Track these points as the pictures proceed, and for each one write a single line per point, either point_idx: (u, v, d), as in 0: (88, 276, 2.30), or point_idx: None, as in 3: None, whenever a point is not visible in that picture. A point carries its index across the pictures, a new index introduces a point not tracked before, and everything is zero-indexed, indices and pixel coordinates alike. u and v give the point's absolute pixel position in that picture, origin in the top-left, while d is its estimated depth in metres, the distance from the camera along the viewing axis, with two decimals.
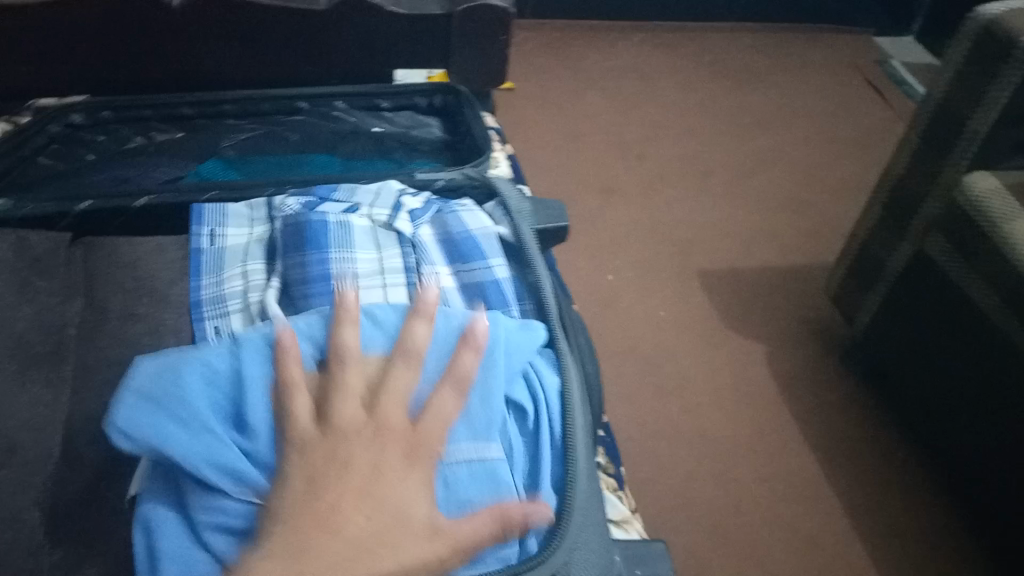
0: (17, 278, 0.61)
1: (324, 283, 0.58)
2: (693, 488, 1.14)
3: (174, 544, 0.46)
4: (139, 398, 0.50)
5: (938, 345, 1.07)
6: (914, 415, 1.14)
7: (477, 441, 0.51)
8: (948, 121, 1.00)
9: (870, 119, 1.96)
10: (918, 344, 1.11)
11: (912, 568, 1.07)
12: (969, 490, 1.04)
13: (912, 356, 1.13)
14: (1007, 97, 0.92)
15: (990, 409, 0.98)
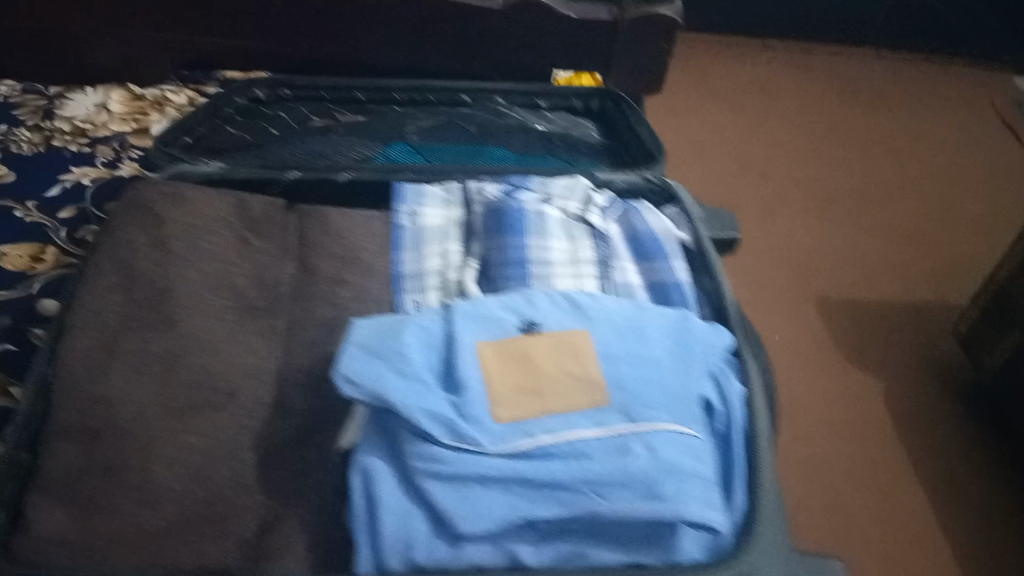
0: (237, 236, 0.67)
1: (523, 267, 0.61)
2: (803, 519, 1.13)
3: (390, 487, 0.51)
4: (363, 351, 0.53)
5: None
6: None
7: (675, 422, 0.52)
8: None
9: (1005, 159, 1.88)
10: None
11: None
12: None
13: None
14: None
15: None
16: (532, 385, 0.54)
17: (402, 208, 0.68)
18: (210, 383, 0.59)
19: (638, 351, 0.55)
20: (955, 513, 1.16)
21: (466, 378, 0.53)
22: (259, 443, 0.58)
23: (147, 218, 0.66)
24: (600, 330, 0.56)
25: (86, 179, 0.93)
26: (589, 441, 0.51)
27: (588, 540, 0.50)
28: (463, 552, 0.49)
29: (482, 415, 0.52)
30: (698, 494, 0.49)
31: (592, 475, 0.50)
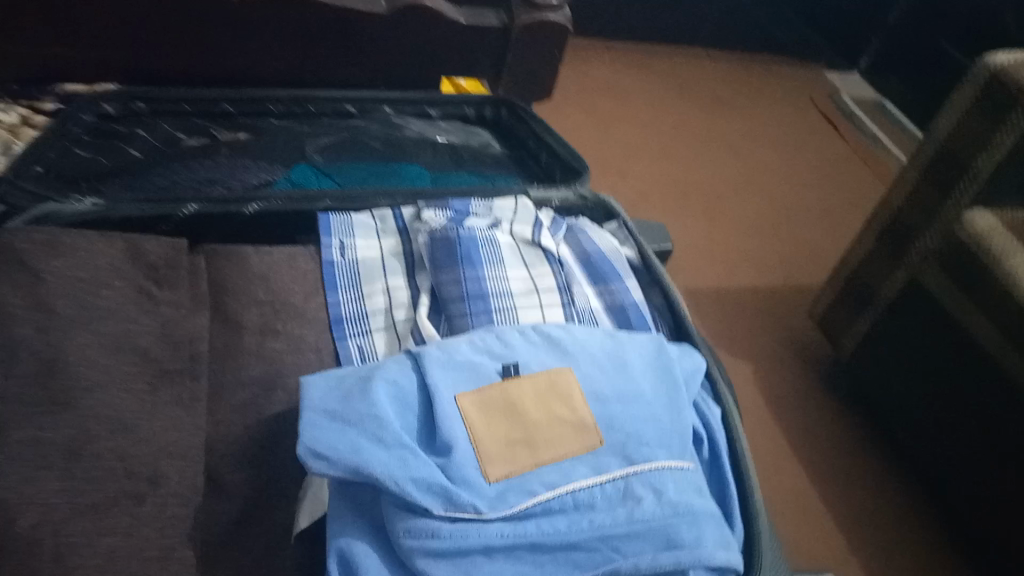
0: (134, 285, 0.56)
1: (483, 302, 0.56)
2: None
3: (375, 573, 0.44)
4: (327, 417, 0.46)
5: (932, 373, 1.08)
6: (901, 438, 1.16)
7: (673, 459, 0.49)
8: (952, 165, 1.02)
9: (829, 149, 2.05)
10: (908, 369, 1.12)
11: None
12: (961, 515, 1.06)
13: (902, 378, 1.14)
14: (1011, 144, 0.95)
15: (991, 444, 0.99)
16: (521, 434, 0.48)
17: (332, 241, 0.63)
18: (126, 472, 0.48)
19: (625, 385, 0.52)
20: (849, 488, 1.22)
21: (451, 436, 0.47)
22: (197, 536, 0.49)
23: (16, 268, 0.53)
24: (583, 366, 0.52)
25: None
26: (593, 493, 0.47)
27: None
28: None
29: (474, 476, 0.46)
30: (713, 536, 0.47)
31: (604, 530, 0.45)
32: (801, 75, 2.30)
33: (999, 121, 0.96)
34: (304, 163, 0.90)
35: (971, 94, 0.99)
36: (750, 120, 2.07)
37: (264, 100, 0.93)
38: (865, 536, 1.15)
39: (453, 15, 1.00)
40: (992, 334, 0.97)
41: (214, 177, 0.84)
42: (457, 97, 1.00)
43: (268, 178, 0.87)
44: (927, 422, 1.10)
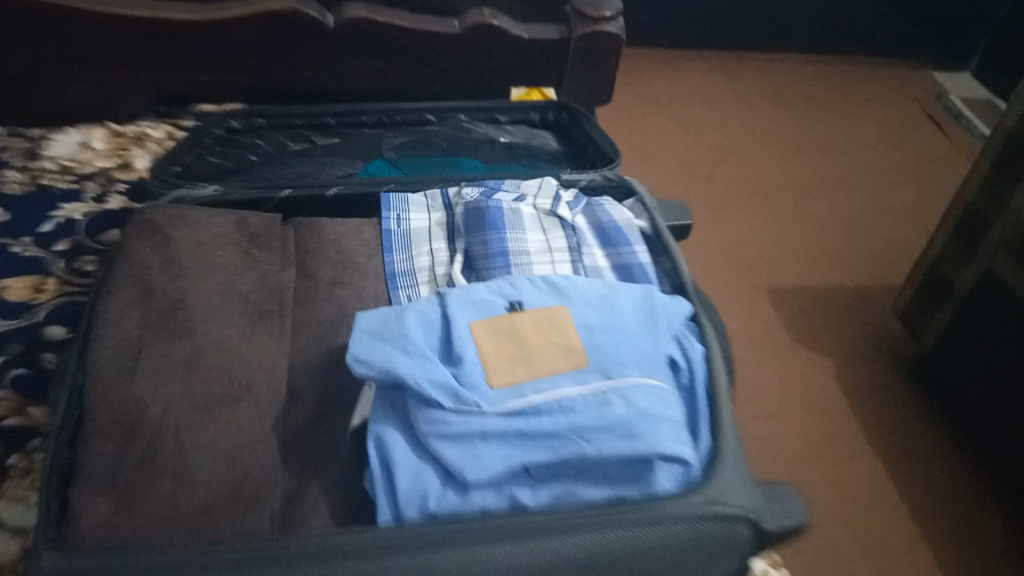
0: (240, 247, 0.74)
1: (504, 258, 0.69)
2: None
3: (401, 449, 0.58)
4: (370, 336, 0.61)
5: (1010, 358, 1.14)
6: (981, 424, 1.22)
7: (646, 375, 0.61)
8: (1022, 152, 1.12)
9: (930, 149, 2.03)
10: (988, 356, 1.19)
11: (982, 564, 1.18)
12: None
13: (981, 368, 1.21)
14: None
15: None
16: (520, 353, 0.61)
17: (389, 215, 0.77)
18: (228, 379, 0.65)
19: (610, 320, 0.64)
20: (902, 475, 1.29)
21: (462, 352, 0.60)
22: (279, 427, 0.64)
23: (155, 235, 0.73)
24: (576, 304, 0.64)
25: (77, 215, 1.01)
26: (573, 398, 0.59)
27: (577, 481, 0.58)
28: (469, 498, 0.57)
29: (478, 383, 0.59)
30: (667, 433, 0.58)
31: (578, 424, 0.57)
32: (902, 75, 2.28)
33: None
34: (380, 159, 1.07)
35: None
36: (845, 123, 2.09)
37: (357, 113, 1.11)
38: (931, 521, 1.22)
39: (516, 31, 1.15)
40: None
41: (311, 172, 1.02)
42: (523, 104, 1.14)
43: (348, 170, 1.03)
44: (1004, 407, 1.16)
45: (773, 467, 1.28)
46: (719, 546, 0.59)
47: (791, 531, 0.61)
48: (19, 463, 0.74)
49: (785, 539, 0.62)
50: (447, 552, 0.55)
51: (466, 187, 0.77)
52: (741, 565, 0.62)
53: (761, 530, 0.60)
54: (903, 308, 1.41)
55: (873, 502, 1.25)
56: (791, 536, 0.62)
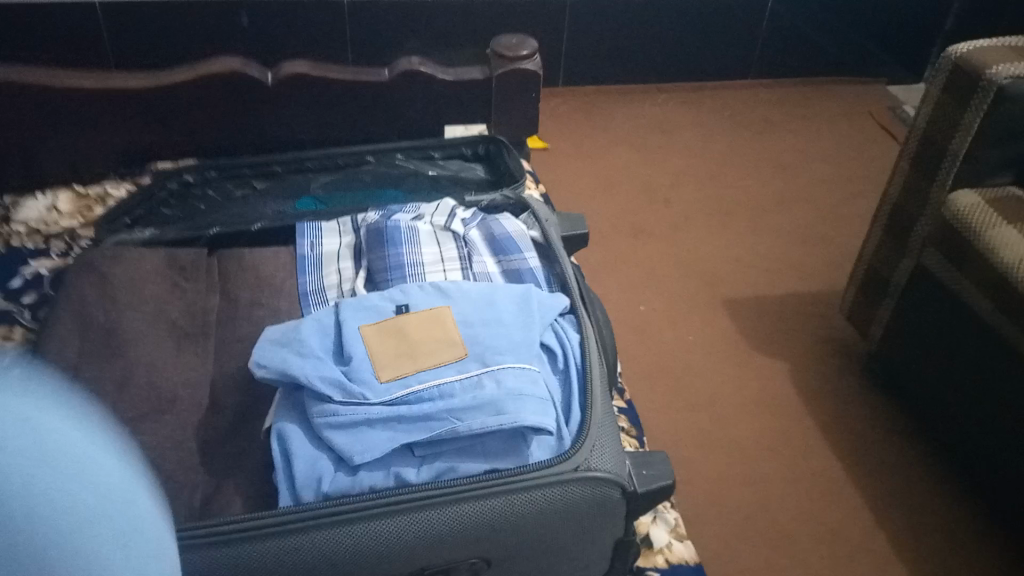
0: (171, 280, 0.83)
1: (399, 270, 0.78)
2: (722, 495, 1.28)
3: (299, 440, 0.65)
4: (271, 343, 0.68)
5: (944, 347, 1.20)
6: (925, 413, 1.27)
7: (518, 360, 0.68)
8: (932, 149, 1.17)
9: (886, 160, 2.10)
10: (926, 347, 1.24)
11: (933, 545, 1.22)
12: (977, 477, 1.17)
13: (920, 359, 1.26)
14: (979, 124, 1.09)
15: (997, 406, 1.10)
16: (406, 350, 0.69)
17: (304, 241, 0.85)
18: (155, 394, 0.73)
19: (488, 315, 0.72)
20: (852, 466, 1.33)
21: (352, 351, 0.68)
22: (200, 433, 0.71)
23: (93, 273, 0.81)
24: (457, 304, 0.72)
25: (43, 269, 1.10)
26: (450, 383, 0.66)
27: (457, 457, 0.66)
28: (358, 477, 0.64)
29: (368, 377, 0.66)
30: (532, 407, 0.65)
31: (453, 405, 0.65)
32: (857, 88, 2.35)
33: (965, 104, 1.10)
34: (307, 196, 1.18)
35: (942, 87, 1.13)
36: (802, 138, 2.16)
37: (298, 159, 1.21)
38: (888, 508, 1.27)
39: (440, 75, 1.24)
40: (986, 304, 1.10)
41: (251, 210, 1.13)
42: (455, 140, 1.23)
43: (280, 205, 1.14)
44: (944, 393, 1.21)
45: (727, 467, 1.33)
46: (589, 507, 0.66)
47: (660, 491, 0.69)
48: None
49: (658, 499, 0.70)
50: (340, 525, 0.61)
51: (369, 212, 0.87)
52: (618, 526, 0.69)
53: (628, 491, 0.67)
54: (850, 308, 1.44)
55: (825, 495, 1.29)
56: (663, 496, 0.70)
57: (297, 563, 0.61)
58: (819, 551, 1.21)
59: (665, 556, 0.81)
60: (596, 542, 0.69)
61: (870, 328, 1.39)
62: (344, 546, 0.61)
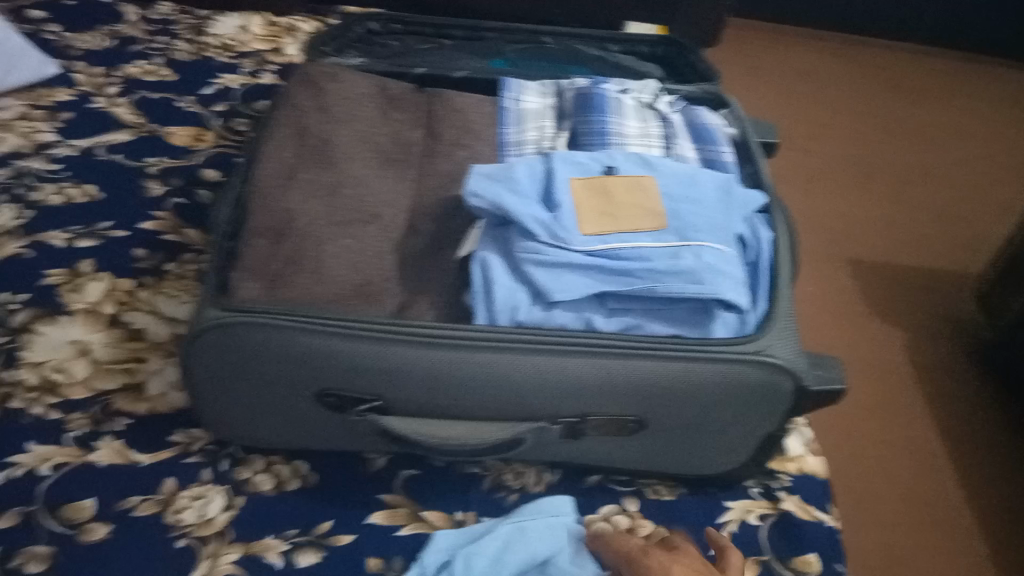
0: (383, 105, 0.90)
1: (602, 138, 0.84)
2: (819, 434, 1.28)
3: (496, 269, 0.70)
4: (485, 177, 0.73)
5: None
6: None
7: (716, 240, 0.70)
8: None
9: None
10: None
11: None
12: None
13: None
14: None
15: None
16: (610, 211, 0.72)
17: (508, 94, 0.92)
18: (359, 207, 0.78)
19: (691, 193, 0.74)
20: (951, 438, 1.26)
21: (561, 200, 0.72)
22: (399, 249, 0.77)
23: (312, 87, 0.88)
24: (662, 177, 0.75)
25: (233, 84, 1.16)
26: (651, 249, 0.69)
27: (644, 317, 0.69)
28: (552, 314, 0.68)
29: (572, 227, 0.70)
30: (728, 283, 0.67)
31: (653, 268, 0.68)
32: None
33: None
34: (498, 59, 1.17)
35: None
36: (971, 106, 2.00)
37: (483, 27, 1.18)
38: (988, 490, 1.20)
39: None
40: None
41: (452, 59, 1.13)
42: (635, 36, 1.18)
43: (468, 59, 1.14)
44: None
45: (826, 414, 1.27)
46: (758, 390, 0.68)
47: (829, 394, 0.71)
48: (175, 269, 0.91)
49: (823, 401, 0.72)
50: (525, 353, 0.66)
51: (579, 78, 0.94)
52: (775, 417, 0.71)
53: (799, 384, 0.69)
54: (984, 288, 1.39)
55: (922, 462, 1.22)
56: (829, 400, 0.72)
57: (482, 376, 0.67)
58: (904, 514, 1.15)
59: (797, 464, 0.83)
60: (748, 428, 0.72)
61: (998, 313, 1.33)
62: (527, 371, 0.67)
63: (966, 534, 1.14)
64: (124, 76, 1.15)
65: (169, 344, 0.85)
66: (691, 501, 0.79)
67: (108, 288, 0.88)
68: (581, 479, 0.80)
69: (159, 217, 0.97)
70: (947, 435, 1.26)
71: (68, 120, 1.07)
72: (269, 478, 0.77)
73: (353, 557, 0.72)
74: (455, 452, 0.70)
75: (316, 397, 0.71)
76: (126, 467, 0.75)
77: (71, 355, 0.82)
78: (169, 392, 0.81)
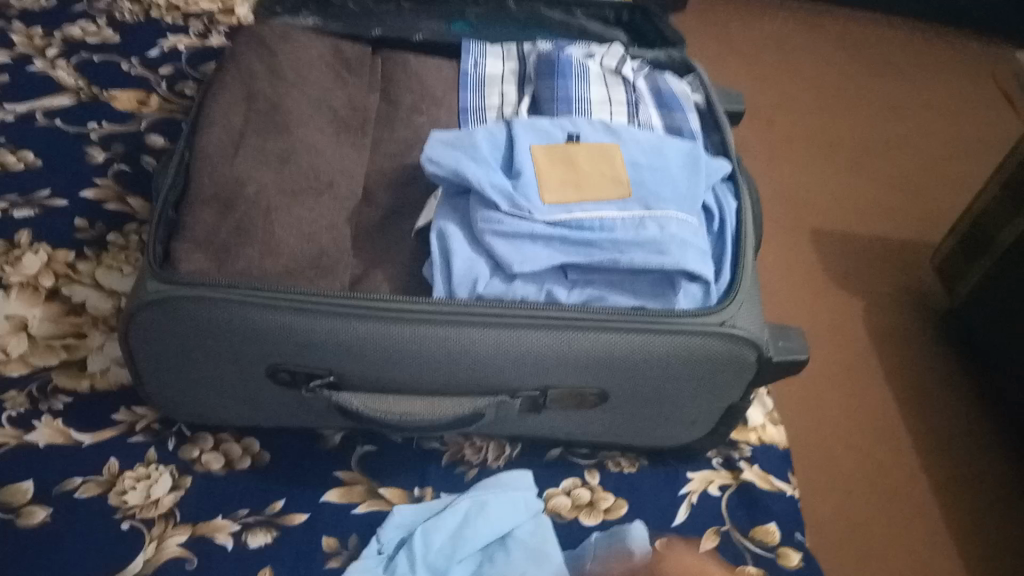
0: (336, 69, 0.86)
1: (565, 104, 0.81)
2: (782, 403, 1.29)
3: (455, 239, 0.67)
4: (443, 143, 0.70)
5: None
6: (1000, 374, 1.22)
7: (681, 210, 0.69)
8: None
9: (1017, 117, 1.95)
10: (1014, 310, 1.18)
11: (980, 501, 1.17)
12: None
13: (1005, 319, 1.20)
14: None
15: None
16: (572, 179, 0.69)
17: (468, 58, 0.88)
18: (311, 174, 0.74)
19: (656, 161, 0.72)
20: (909, 407, 1.28)
21: (522, 168, 0.69)
22: (353, 220, 0.74)
23: (262, 48, 0.84)
24: (626, 145, 0.73)
25: (181, 46, 1.11)
26: (614, 219, 0.67)
27: (607, 289, 0.67)
28: (513, 286, 0.66)
29: (533, 196, 0.68)
30: (692, 254, 0.66)
31: (616, 238, 0.66)
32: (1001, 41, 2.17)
33: None
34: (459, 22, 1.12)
35: None
36: (933, 77, 2.01)
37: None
38: (943, 458, 1.22)
39: None
40: None
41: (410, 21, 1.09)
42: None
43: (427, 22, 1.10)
44: None
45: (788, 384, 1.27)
46: (722, 362, 0.67)
47: (793, 366, 0.70)
48: (118, 240, 0.87)
49: (787, 373, 0.71)
50: (485, 327, 0.64)
51: (542, 42, 0.91)
52: (739, 389, 0.70)
53: (763, 356, 0.68)
54: (944, 259, 1.39)
55: (881, 431, 1.23)
56: (793, 372, 0.71)
57: (440, 350, 0.65)
58: (863, 482, 1.16)
59: (757, 434, 0.83)
60: (712, 400, 0.71)
61: (957, 283, 1.34)
62: (487, 344, 0.64)
63: (922, 501, 1.16)
64: (63, 36, 1.09)
65: (113, 319, 0.81)
66: (654, 475, 0.78)
67: (47, 260, 0.84)
68: (542, 454, 0.78)
69: (102, 185, 0.92)
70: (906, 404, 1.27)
71: (3, 83, 1.01)
72: (218, 458, 0.74)
73: (309, 537, 0.70)
74: (413, 428, 0.68)
75: (267, 372, 0.68)
76: (66, 448, 0.71)
77: (8, 331, 0.78)
78: (112, 368, 0.77)
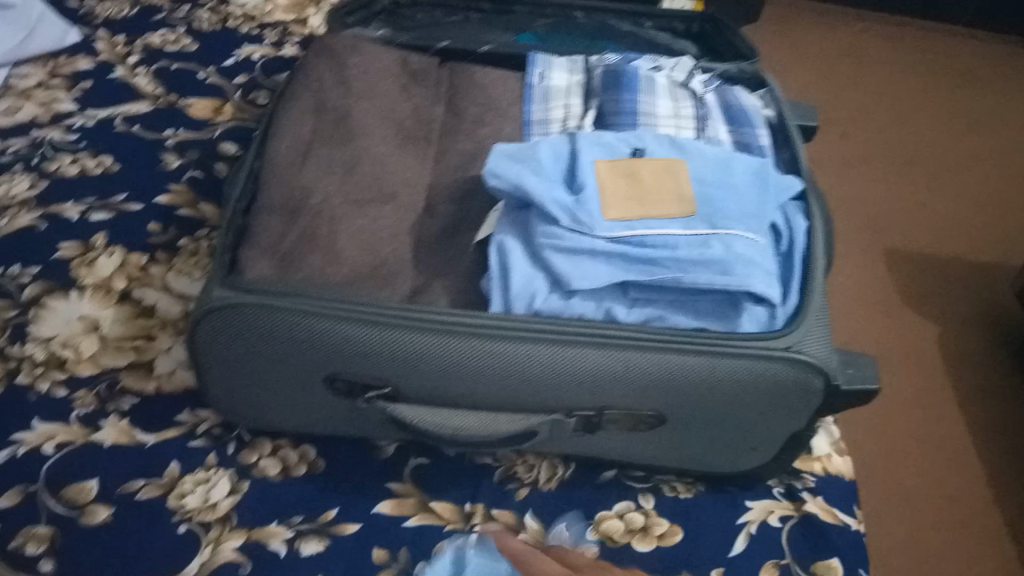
0: (403, 79, 0.86)
1: (631, 117, 0.80)
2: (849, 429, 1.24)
3: (514, 254, 0.66)
4: (506, 156, 0.70)
5: None
6: None
7: (747, 229, 0.66)
8: None
9: None
10: None
11: None
12: None
13: None
14: None
15: None
16: (635, 195, 0.68)
17: (535, 70, 0.88)
18: (374, 185, 0.75)
19: (723, 178, 0.70)
20: (987, 439, 1.21)
21: (585, 183, 0.68)
22: (414, 230, 0.74)
23: (331, 59, 0.85)
24: (692, 161, 0.71)
25: (255, 55, 1.13)
26: (677, 236, 0.65)
27: (668, 309, 0.65)
28: (571, 303, 0.65)
29: (595, 211, 0.66)
30: (758, 276, 0.64)
31: (679, 257, 0.64)
32: None
33: None
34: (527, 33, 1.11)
35: None
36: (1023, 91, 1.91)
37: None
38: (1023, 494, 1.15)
39: None
40: None
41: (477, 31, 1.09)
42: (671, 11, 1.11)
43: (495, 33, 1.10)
44: None
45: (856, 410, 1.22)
46: (786, 388, 0.64)
47: (862, 395, 0.67)
48: (189, 244, 0.89)
49: (856, 402, 0.68)
50: (541, 343, 0.63)
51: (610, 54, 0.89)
52: (804, 417, 0.68)
53: (830, 383, 0.65)
54: None
55: (955, 462, 1.17)
56: (862, 401, 0.68)
57: (495, 366, 0.64)
58: (934, 515, 1.11)
59: (822, 464, 0.79)
60: (775, 427, 0.68)
61: None
62: (541, 361, 0.64)
63: (998, 540, 1.09)
64: (144, 44, 1.12)
65: (180, 322, 0.83)
66: (712, 501, 0.76)
67: (121, 263, 0.87)
68: (597, 474, 0.77)
69: (175, 190, 0.95)
70: (983, 436, 1.21)
71: (87, 89, 1.06)
72: (275, 463, 0.75)
73: (359, 546, 0.70)
74: (465, 443, 0.67)
75: (324, 380, 0.68)
76: (131, 447, 0.73)
77: (81, 331, 0.81)
78: (178, 370, 0.79)
